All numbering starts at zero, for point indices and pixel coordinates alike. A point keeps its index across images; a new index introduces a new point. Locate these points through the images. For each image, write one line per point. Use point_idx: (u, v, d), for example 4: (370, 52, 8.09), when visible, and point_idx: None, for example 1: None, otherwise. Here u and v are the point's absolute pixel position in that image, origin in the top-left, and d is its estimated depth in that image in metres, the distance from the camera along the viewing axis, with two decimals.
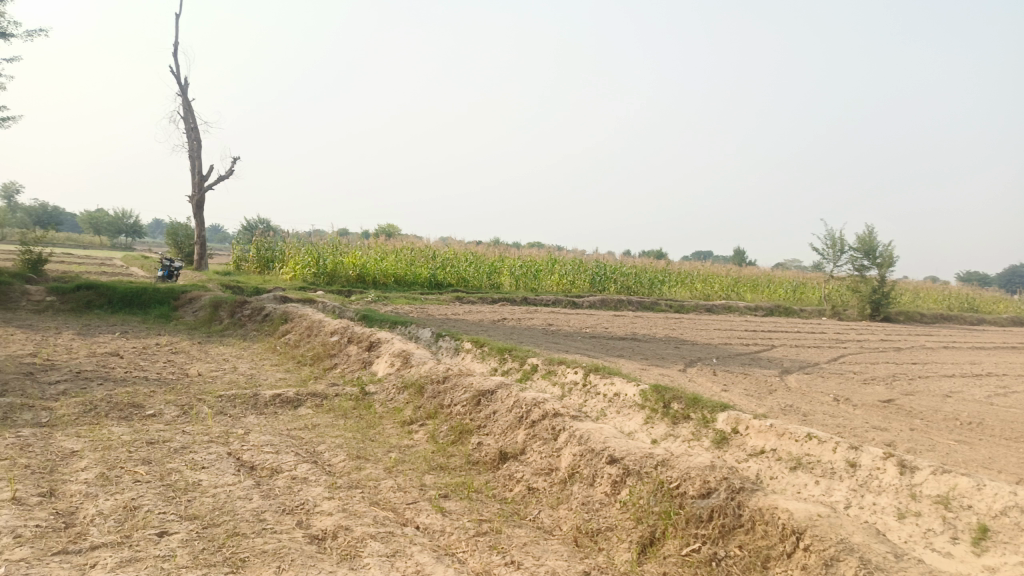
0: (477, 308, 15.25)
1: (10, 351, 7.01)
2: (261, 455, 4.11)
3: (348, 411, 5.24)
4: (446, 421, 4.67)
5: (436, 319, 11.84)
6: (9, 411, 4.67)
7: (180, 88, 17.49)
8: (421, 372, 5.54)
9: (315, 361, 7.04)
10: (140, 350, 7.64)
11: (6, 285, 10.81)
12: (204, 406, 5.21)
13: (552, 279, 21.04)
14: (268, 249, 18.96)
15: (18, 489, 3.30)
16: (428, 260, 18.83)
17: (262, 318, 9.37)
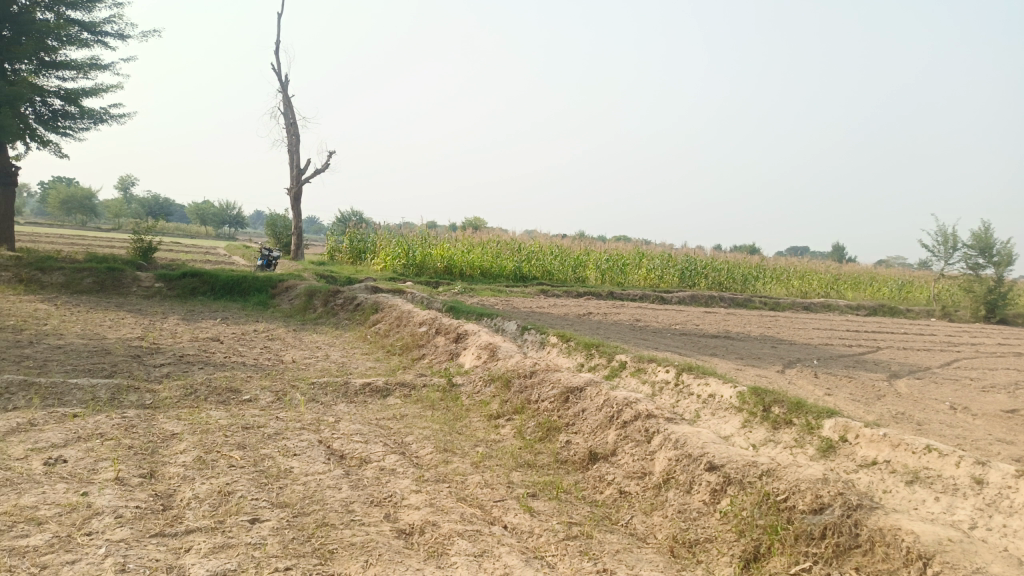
0: (563, 302, 15.09)
1: (122, 334, 7.40)
2: (350, 444, 4.12)
3: (435, 402, 5.20)
4: (534, 417, 4.56)
5: (522, 312, 11.77)
6: (117, 392, 4.89)
7: (280, 85, 18.14)
8: (509, 366, 5.45)
9: (404, 352, 7.08)
10: (238, 336, 7.92)
11: (121, 271, 11.47)
12: (297, 393, 5.30)
13: (640, 273, 20.64)
14: (360, 240, 19.43)
15: (122, 470, 3.41)
16: (514, 252, 18.82)
17: (353, 308, 9.55)
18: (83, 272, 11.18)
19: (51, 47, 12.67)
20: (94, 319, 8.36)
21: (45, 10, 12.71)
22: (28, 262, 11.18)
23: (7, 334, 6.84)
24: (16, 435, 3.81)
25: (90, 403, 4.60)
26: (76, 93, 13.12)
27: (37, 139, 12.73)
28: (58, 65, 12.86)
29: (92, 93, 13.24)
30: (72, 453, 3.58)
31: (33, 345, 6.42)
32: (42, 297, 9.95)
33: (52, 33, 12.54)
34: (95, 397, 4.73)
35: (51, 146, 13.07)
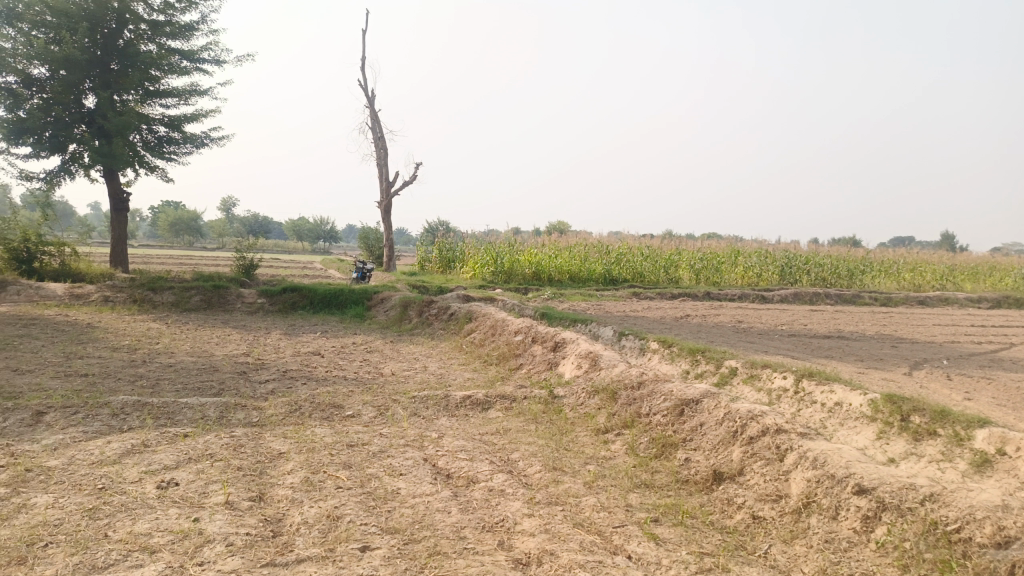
0: (658, 305, 14.62)
1: (228, 351, 7.58)
2: (456, 462, 3.95)
3: (538, 415, 4.98)
4: (647, 431, 4.27)
5: (617, 317, 11.42)
6: (225, 410, 4.93)
7: (367, 100, 18.50)
8: (614, 376, 5.17)
9: (501, 362, 6.91)
10: (338, 349, 7.98)
11: (226, 288, 11.88)
12: (398, 407, 5.20)
13: (736, 272, 19.85)
14: (449, 249, 19.55)
15: (232, 493, 3.37)
16: (603, 255, 18.46)
17: (447, 317, 9.48)
18: (191, 291, 11.66)
19: (155, 76, 13.35)
20: (203, 336, 8.64)
21: (148, 42, 13.41)
22: (142, 283, 11.74)
23: (125, 354, 7.13)
24: (131, 457, 3.86)
25: (200, 423, 4.64)
26: (179, 119, 13.76)
27: (146, 165, 13.43)
28: (162, 93, 13.53)
29: (193, 118, 13.86)
30: (183, 476, 3.58)
31: (147, 364, 6.65)
32: (155, 316, 10.41)
33: (155, 63, 13.21)
34: (205, 416, 4.79)
35: (159, 171, 13.76)
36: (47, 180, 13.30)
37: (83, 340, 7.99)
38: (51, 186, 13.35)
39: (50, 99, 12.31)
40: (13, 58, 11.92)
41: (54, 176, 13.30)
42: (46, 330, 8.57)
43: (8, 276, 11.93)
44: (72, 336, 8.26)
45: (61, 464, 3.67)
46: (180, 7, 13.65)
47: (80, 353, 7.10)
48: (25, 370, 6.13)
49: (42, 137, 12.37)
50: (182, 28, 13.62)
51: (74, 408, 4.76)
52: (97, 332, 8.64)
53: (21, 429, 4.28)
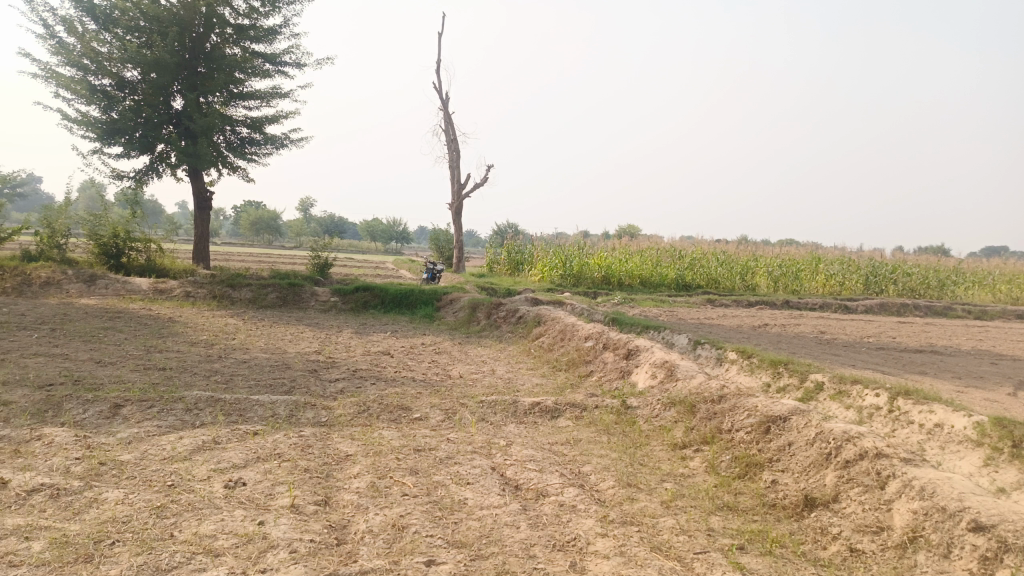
0: (734, 313, 14.09)
1: (301, 348, 7.65)
2: (526, 473, 3.78)
3: (610, 426, 4.77)
4: (728, 449, 4.00)
5: (690, 324, 11.04)
6: (294, 408, 4.91)
7: (441, 103, 18.62)
8: (692, 388, 4.90)
9: (571, 368, 6.70)
10: (407, 350, 7.94)
11: (300, 286, 12.09)
12: (466, 412, 5.07)
13: (817, 280, 19.03)
14: (518, 251, 19.47)
15: (297, 496, 3.30)
16: (675, 260, 18.00)
17: (516, 320, 9.33)
18: (267, 288, 11.92)
19: (239, 79, 13.75)
20: (277, 333, 8.77)
21: (233, 46, 13.82)
22: (222, 279, 12.08)
23: (202, 349, 7.28)
24: (201, 453, 3.86)
25: (269, 421, 4.63)
26: (261, 121, 14.13)
27: (229, 165, 13.84)
28: (246, 96, 13.93)
29: (274, 120, 14.22)
30: (251, 476, 3.55)
31: (222, 359, 6.76)
32: (232, 312, 10.68)
33: (239, 66, 13.60)
34: (275, 414, 4.77)
35: (241, 171, 14.16)
36: (137, 179, 13.88)
37: (164, 333, 8.23)
38: (140, 185, 13.92)
39: (141, 101, 12.84)
40: (108, 62, 12.49)
41: (143, 175, 13.88)
42: (131, 324, 8.88)
43: (99, 271, 12.49)
44: (155, 329, 8.52)
45: (134, 459, 3.70)
46: (264, 12, 14.03)
47: (160, 347, 7.29)
48: (108, 362, 6.31)
49: (132, 138, 12.91)
50: (265, 32, 13.97)
51: (151, 402, 4.84)
52: (178, 326, 8.89)
53: (100, 422, 4.37)
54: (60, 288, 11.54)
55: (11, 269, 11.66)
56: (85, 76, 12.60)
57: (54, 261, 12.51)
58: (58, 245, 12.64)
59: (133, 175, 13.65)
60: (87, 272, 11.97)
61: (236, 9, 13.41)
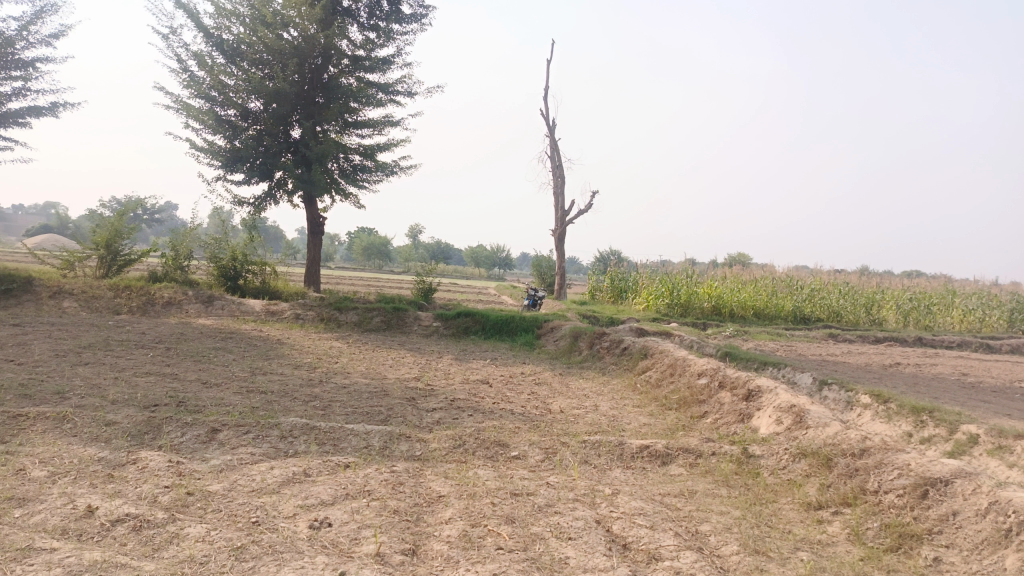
0: (859, 349, 12.98)
1: (400, 374, 7.52)
2: (634, 530, 3.35)
3: (730, 478, 4.26)
4: (876, 515, 3.41)
5: (811, 361, 10.18)
6: (389, 439, 4.69)
7: (548, 129, 18.50)
8: (827, 439, 4.31)
9: (682, 407, 6.17)
10: (507, 379, 7.65)
11: (404, 310, 12.09)
12: (567, 452, 4.68)
13: (953, 315, 17.42)
14: (622, 279, 18.94)
15: (384, 543, 3.02)
16: (792, 290, 16.96)
17: (621, 352, 8.85)
18: (373, 312, 12.01)
19: (353, 108, 14.12)
20: (379, 357, 8.71)
21: (349, 76, 14.22)
22: (330, 302, 12.28)
23: (304, 372, 7.27)
24: (290, 487, 3.69)
25: (362, 453, 4.42)
26: (373, 149, 14.43)
27: (341, 192, 14.19)
28: (360, 124, 14.27)
29: (386, 148, 14.49)
30: (337, 515, 3.32)
31: (323, 384, 6.69)
32: (337, 335, 10.79)
33: (354, 96, 13.97)
34: (369, 445, 4.56)
35: (353, 198, 14.50)
36: (255, 205, 14.49)
37: (270, 355, 8.34)
38: (259, 211, 14.50)
39: (262, 131, 13.42)
40: (233, 94, 13.15)
41: (261, 201, 14.46)
42: (241, 345, 9.08)
43: (216, 292, 13.01)
44: (262, 351, 8.65)
45: (222, 489, 3.58)
46: (378, 43, 14.39)
47: (265, 369, 7.35)
48: (213, 384, 6.37)
49: (253, 165, 13.48)
50: (379, 62, 14.28)
51: (246, 427, 4.75)
52: (284, 348, 9.02)
53: (195, 449, 4.31)
54: (180, 308, 12.10)
55: (138, 288, 12.34)
56: (212, 107, 13.30)
57: (177, 282, 13.15)
58: (181, 267, 13.30)
59: (252, 201, 14.25)
60: (205, 293, 12.49)
61: (353, 41, 13.82)
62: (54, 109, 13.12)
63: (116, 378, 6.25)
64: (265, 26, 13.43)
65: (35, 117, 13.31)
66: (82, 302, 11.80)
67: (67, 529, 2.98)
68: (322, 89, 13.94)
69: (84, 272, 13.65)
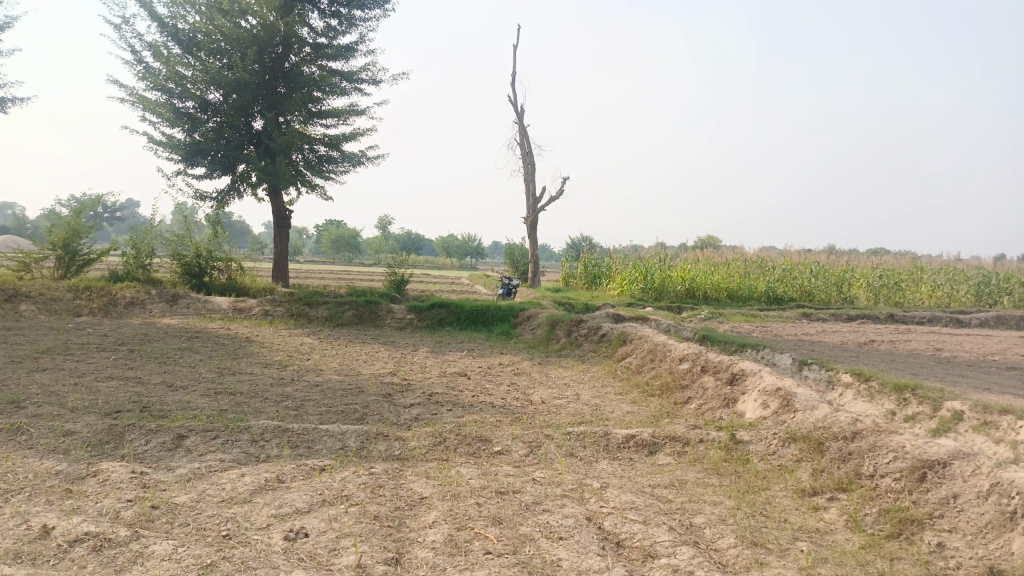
0: (833, 328, 13.05)
1: (375, 369, 7.31)
2: (627, 526, 3.21)
3: (720, 465, 4.15)
4: (874, 501, 3.32)
5: (788, 341, 10.18)
6: (366, 439, 4.49)
7: (517, 115, 18.28)
8: (816, 422, 4.22)
9: (665, 394, 6.07)
10: (484, 371, 7.49)
11: (377, 303, 11.83)
12: (551, 445, 4.53)
13: (921, 291, 17.65)
14: (595, 265, 18.84)
15: (364, 553, 2.84)
16: (764, 271, 17.03)
17: (599, 338, 8.74)
18: (345, 306, 11.74)
19: (316, 98, 13.75)
20: (352, 353, 8.48)
21: (311, 65, 13.85)
22: (300, 297, 11.98)
23: (275, 371, 7.02)
24: (262, 495, 3.48)
25: (338, 455, 4.22)
26: (338, 139, 14.08)
27: (307, 184, 13.84)
28: (324, 114, 13.91)
29: (352, 137, 14.15)
30: (314, 524, 3.13)
31: (295, 383, 6.46)
32: (309, 331, 10.52)
33: (317, 85, 13.61)
34: (345, 446, 4.36)
35: (319, 190, 14.16)
36: (219, 199, 14.08)
37: (239, 354, 8.07)
38: (222, 205, 14.10)
39: (223, 122, 13.01)
40: (192, 85, 12.71)
41: (225, 196, 14.05)
42: (209, 344, 8.78)
43: (181, 290, 12.63)
44: (231, 350, 8.37)
45: (189, 501, 3.36)
46: (340, 30, 14.03)
47: (234, 369, 7.08)
48: (179, 387, 6.10)
49: (214, 158, 13.07)
50: (342, 49, 13.91)
51: (215, 432, 4.52)
52: (254, 346, 8.75)
53: (159, 458, 4.07)
54: (144, 308, 11.71)
55: (98, 289, 11.91)
56: (170, 99, 12.85)
57: (139, 281, 12.73)
58: (143, 265, 12.87)
59: (215, 196, 13.84)
60: (169, 292, 12.11)
61: (314, 28, 13.44)
62: (3, 104, 12.56)
63: (76, 385, 5.96)
64: (222, 13, 13.00)
65: None
66: (39, 304, 11.35)
67: (20, 552, 2.75)
68: (283, 77, 13.55)
69: (41, 273, 13.15)
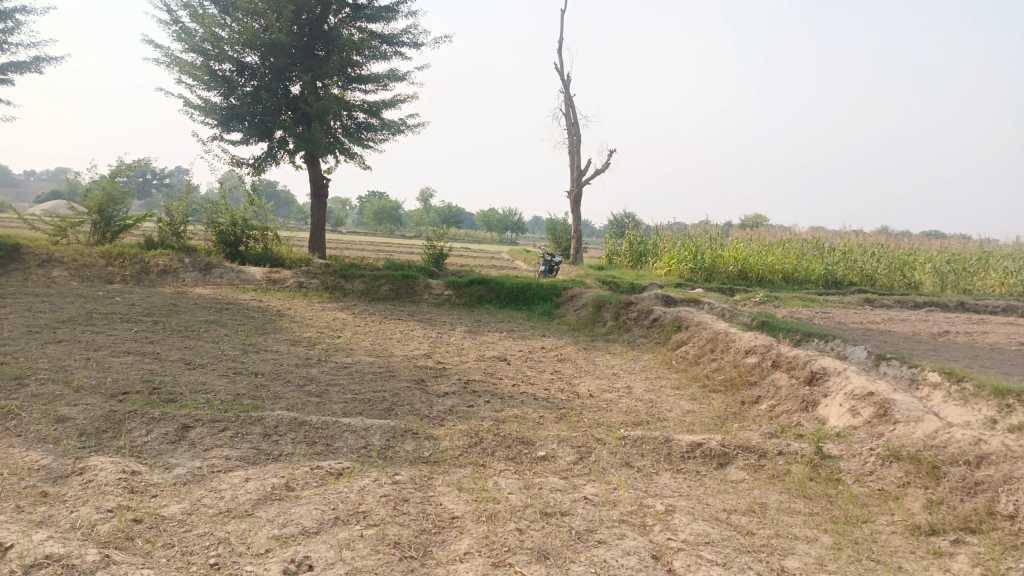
0: (900, 316, 12.10)
1: (408, 351, 6.78)
2: (704, 570, 2.60)
3: (807, 487, 3.50)
4: (1018, 552, 2.64)
5: (855, 331, 9.34)
6: (392, 437, 3.92)
7: (564, 84, 17.47)
8: (925, 440, 3.53)
9: (729, 391, 5.39)
10: (526, 356, 6.89)
11: (414, 277, 11.30)
12: (604, 452, 3.92)
13: (992, 278, 16.47)
14: (641, 242, 18.03)
15: None
16: (822, 252, 16.04)
17: (650, 322, 8.05)
18: (380, 280, 11.23)
19: (356, 62, 13.18)
20: (385, 330, 7.97)
21: (351, 27, 13.25)
22: (335, 269, 11.51)
23: (302, 349, 6.52)
24: (265, 509, 2.94)
25: (358, 456, 3.67)
26: (378, 105, 13.50)
27: (346, 152, 13.34)
28: (364, 79, 13.33)
29: (392, 104, 13.56)
30: (321, 552, 2.58)
31: (321, 364, 5.95)
32: (342, 305, 10.06)
33: (357, 48, 13.02)
34: (368, 445, 3.81)
35: (358, 158, 13.65)
36: (256, 165, 13.68)
37: (266, 329, 7.61)
38: (259, 172, 13.70)
39: (260, 86, 12.54)
40: (228, 46, 12.24)
41: (262, 162, 13.63)
42: (237, 317, 8.37)
43: (216, 259, 12.28)
44: (259, 324, 7.92)
45: (180, 514, 2.85)
46: None
47: (259, 346, 6.61)
48: (196, 365, 5.65)
49: (252, 124, 12.63)
50: (384, 10, 13.25)
51: (223, 422, 4.00)
52: (284, 320, 8.31)
53: (157, 454, 3.58)
54: (176, 277, 11.41)
55: (132, 256, 11.63)
56: (206, 61, 12.42)
57: (173, 249, 12.42)
58: (177, 233, 12.55)
59: (252, 162, 13.45)
60: (203, 261, 11.77)
61: None
62: (37, 64, 12.25)
63: (88, 360, 5.54)
64: None
65: (19, 74, 12.49)
66: (72, 270, 11.11)
67: None
68: (322, 40, 13.00)
69: (77, 238, 12.95)
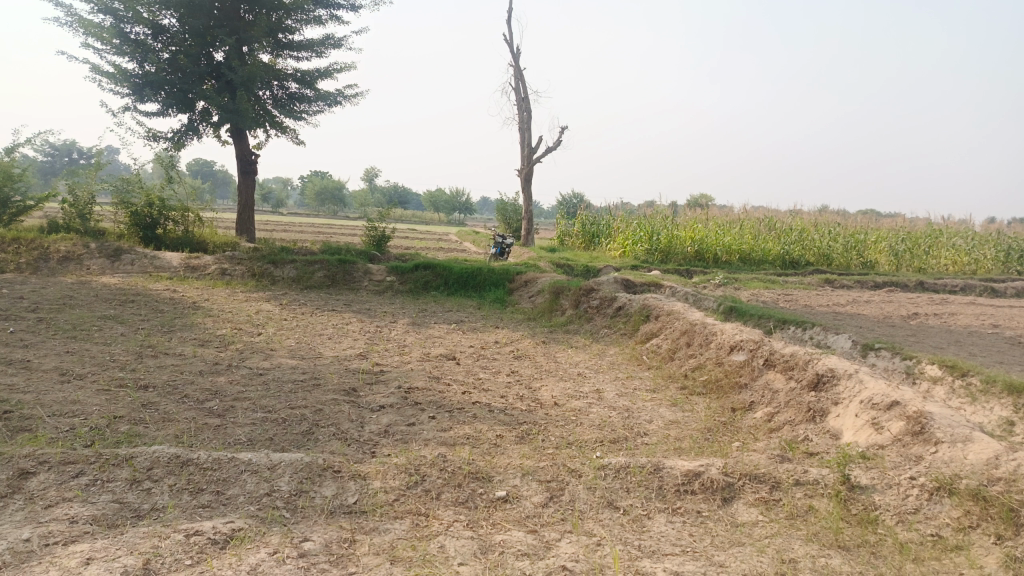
0: (865, 298, 11.64)
1: (340, 350, 5.82)
2: None
3: (844, 535, 2.73)
4: None
5: (825, 316, 8.74)
6: (306, 479, 3.00)
7: (513, 57, 16.49)
8: (987, 470, 2.82)
9: (716, 395, 4.65)
10: (477, 353, 6.01)
11: (351, 263, 10.27)
12: (580, 488, 3.09)
13: (946, 256, 16.25)
14: (594, 223, 17.24)
15: None
16: (778, 231, 15.56)
17: (614, 311, 7.27)
18: (314, 265, 10.17)
19: (285, 26, 11.97)
20: (315, 325, 6.97)
21: None
22: (264, 254, 10.39)
23: (211, 352, 5.50)
24: None
25: (259, 511, 2.75)
26: (312, 75, 12.34)
27: (276, 125, 12.16)
28: (295, 45, 12.15)
29: (327, 73, 12.41)
30: None
31: (232, 371, 4.95)
32: (270, 294, 9.01)
33: (286, 11, 11.78)
34: (273, 492, 2.89)
35: (290, 133, 12.48)
36: (174, 139, 12.35)
37: (174, 327, 6.51)
38: (178, 147, 12.40)
39: (178, 51, 11.21)
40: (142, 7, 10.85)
41: (182, 135, 12.32)
42: (142, 311, 7.24)
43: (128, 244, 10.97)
44: (166, 320, 6.83)
45: None
46: None
47: (159, 349, 5.55)
48: (72, 377, 4.59)
49: (168, 92, 11.32)
50: None
51: (78, 466, 3.02)
52: (199, 315, 7.22)
53: None
54: (80, 264, 10.13)
55: (28, 241, 10.29)
56: (115, 23, 11.00)
57: (79, 233, 11.09)
58: (83, 215, 11.19)
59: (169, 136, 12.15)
60: (112, 246, 10.50)
61: None
62: None
63: None
64: None
65: None
66: None
67: None
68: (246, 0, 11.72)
69: None
